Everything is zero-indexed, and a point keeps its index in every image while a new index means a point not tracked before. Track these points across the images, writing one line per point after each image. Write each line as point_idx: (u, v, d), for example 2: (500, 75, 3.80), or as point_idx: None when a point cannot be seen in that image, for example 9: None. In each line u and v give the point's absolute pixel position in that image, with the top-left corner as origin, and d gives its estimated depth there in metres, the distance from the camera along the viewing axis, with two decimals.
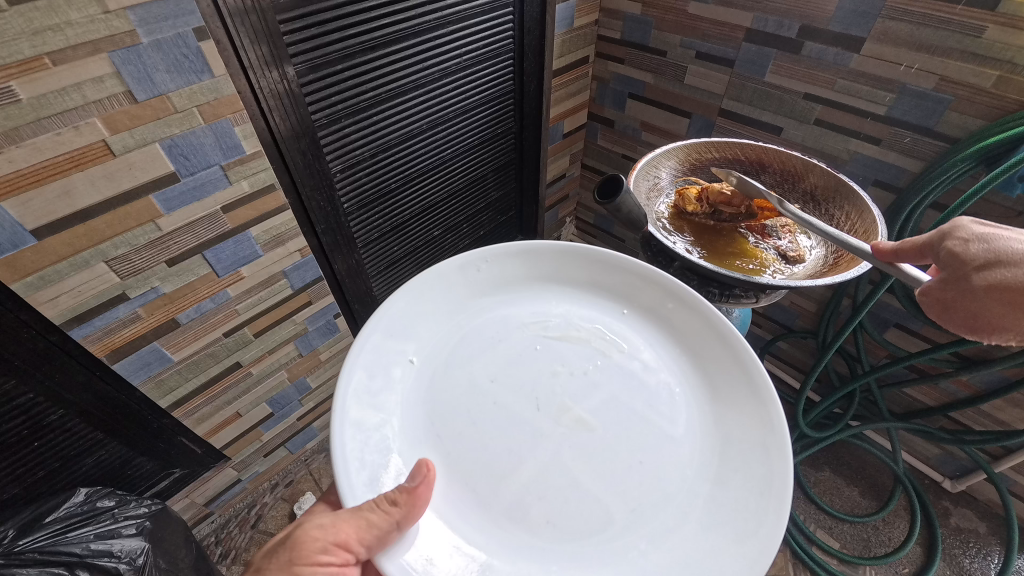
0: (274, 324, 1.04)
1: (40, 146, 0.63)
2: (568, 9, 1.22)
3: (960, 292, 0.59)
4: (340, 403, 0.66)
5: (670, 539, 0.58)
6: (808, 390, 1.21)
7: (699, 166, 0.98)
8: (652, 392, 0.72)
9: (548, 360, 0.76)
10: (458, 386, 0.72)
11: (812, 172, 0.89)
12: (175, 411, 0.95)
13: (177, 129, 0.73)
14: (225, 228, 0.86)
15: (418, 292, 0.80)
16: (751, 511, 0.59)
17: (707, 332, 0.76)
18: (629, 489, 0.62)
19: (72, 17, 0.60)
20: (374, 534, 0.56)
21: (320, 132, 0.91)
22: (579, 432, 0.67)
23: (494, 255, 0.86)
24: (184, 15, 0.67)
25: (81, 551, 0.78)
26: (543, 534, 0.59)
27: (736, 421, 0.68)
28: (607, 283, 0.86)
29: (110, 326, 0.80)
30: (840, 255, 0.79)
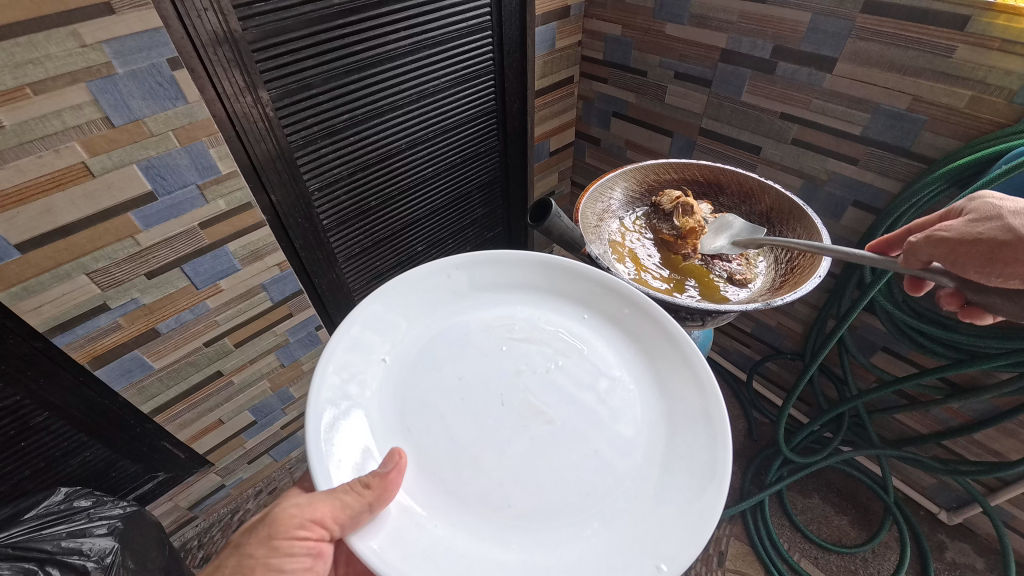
0: (255, 335, 1.08)
1: (22, 168, 0.68)
2: (548, 31, 1.25)
3: (988, 229, 0.62)
4: (313, 396, 0.63)
5: (621, 520, 0.58)
6: (790, 409, 1.19)
7: (658, 187, 1.04)
8: (608, 390, 0.70)
9: (511, 359, 0.73)
10: (428, 382, 0.70)
11: (768, 194, 0.96)
12: (157, 416, 1.00)
13: (153, 151, 0.78)
14: (203, 243, 0.90)
15: (391, 295, 0.77)
16: (692, 494, 0.59)
17: (657, 331, 0.74)
18: (583, 479, 0.61)
19: (51, 51, 0.65)
20: (347, 514, 0.54)
21: (297, 154, 0.95)
22: (536, 425, 0.65)
23: (462, 263, 0.83)
24: (158, 46, 0.72)
25: (52, 548, 0.82)
26: (499, 515, 0.58)
27: (683, 406, 0.67)
28: (565, 289, 0.82)
29: (92, 334, 0.84)
30: (788, 275, 0.85)
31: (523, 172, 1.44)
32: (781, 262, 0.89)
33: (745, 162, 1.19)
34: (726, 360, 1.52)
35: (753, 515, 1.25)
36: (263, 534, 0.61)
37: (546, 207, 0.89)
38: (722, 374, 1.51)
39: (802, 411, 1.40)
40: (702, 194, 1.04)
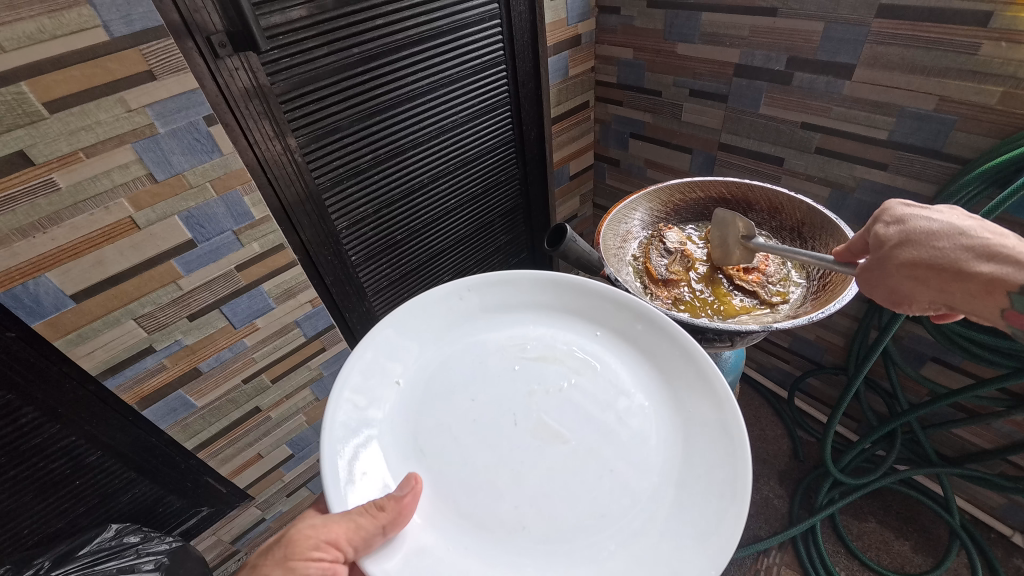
0: (289, 370, 1.11)
1: (76, 225, 0.74)
2: (560, 60, 1.26)
3: (878, 269, 0.65)
4: (327, 430, 0.63)
5: (637, 538, 0.57)
6: (835, 426, 1.13)
7: (682, 206, 1.04)
8: (625, 406, 0.69)
9: (524, 380, 0.73)
10: (442, 410, 0.70)
11: (796, 208, 0.94)
12: (200, 453, 1.04)
13: (193, 202, 0.83)
14: (239, 285, 0.94)
15: (407, 321, 0.78)
16: (712, 514, 0.57)
17: (672, 348, 0.73)
18: (597, 496, 0.61)
19: (101, 117, 0.71)
20: (360, 537, 0.54)
21: (324, 195, 1.00)
22: (551, 446, 0.65)
23: (475, 284, 0.83)
24: (195, 106, 0.78)
25: None
26: (515, 536, 0.58)
27: (699, 420, 0.66)
28: (578, 307, 0.82)
29: (139, 375, 0.89)
30: (820, 292, 0.82)
31: (543, 198, 1.45)
32: (814, 278, 0.87)
33: (769, 174, 1.17)
34: (764, 377, 1.46)
35: (804, 540, 1.18)
36: (281, 552, 0.62)
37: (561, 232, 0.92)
38: (761, 392, 1.46)
39: (851, 428, 1.33)
40: (727, 210, 1.03)
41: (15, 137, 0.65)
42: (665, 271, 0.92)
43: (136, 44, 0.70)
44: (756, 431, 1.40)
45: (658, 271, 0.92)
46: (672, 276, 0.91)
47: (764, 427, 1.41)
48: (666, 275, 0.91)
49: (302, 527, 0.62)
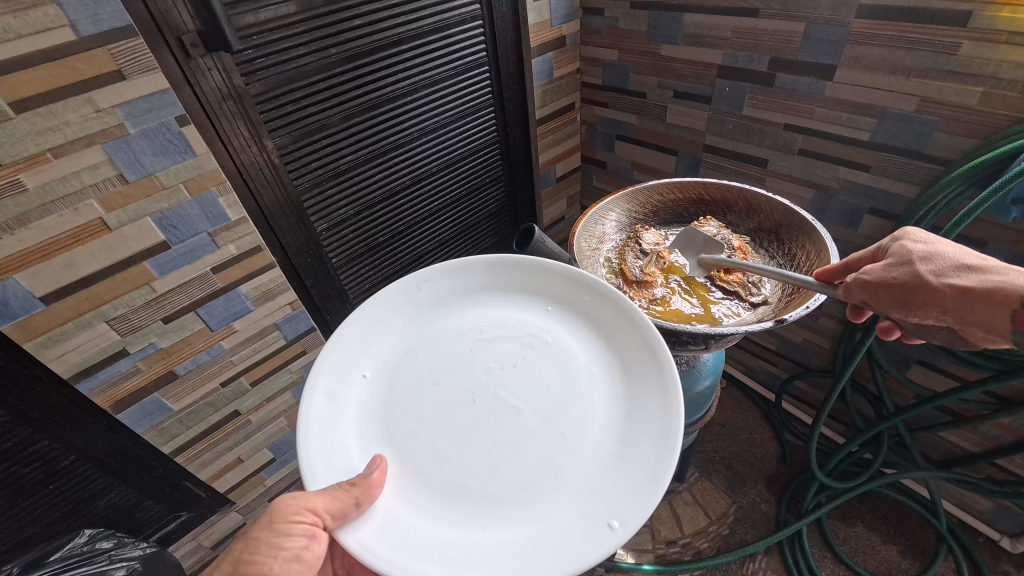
0: (270, 373, 1.10)
1: (45, 227, 0.73)
2: (545, 62, 1.26)
3: (897, 274, 0.64)
4: (299, 423, 0.63)
5: (588, 490, 0.59)
6: (820, 428, 1.11)
7: (662, 207, 1.04)
8: (576, 376, 0.70)
9: (480, 355, 0.73)
10: (405, 389, 0.69)
11: (776, 209, 0.93)
12: (178, 458, 1.03)
13: (166, 203, 0.82)
14: (216, 287, 0.94)
15: (367, 314, 0.76)
16: (652, 462, 0.59)
17: (616, 315, 0.74)
18: (550, 457, 0.62)
19: (69, 118, 0.70)
20: (337, 507, 0.55)
21: (304, 197, 0.99)
22: (507, 416, 0.65)
23: (432, 272, 0.82)
24: (167, 106, 0.77)
25: None
26: (477, 500, 0.59)
27: (641, 382, 0.67)
28: (531, 286, 0.81)
29: (114, 379, 0.88)
30: (796, 293, 0.81)
31: (529, 199, 1.45)
32: (790, 279, 0.85)
33: (754, 176, 1.16)
34: (751, 380, 1.45)
35: (790, 545, 1.17)
36: (267, 519, 0.63)
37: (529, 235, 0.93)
38: (749, 394, 1.44)
39: (838, 432, 1.31)
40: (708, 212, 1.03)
41: None
42: (640, 272, 0.91)
43: (105, 43, 0.69)
44: (744, 435, 1.38)
45: (632, 272, 0.91)
46: (646, 278, 0.90)
47: (752, 430, 1.39)
48: (641, 276, 0.90)
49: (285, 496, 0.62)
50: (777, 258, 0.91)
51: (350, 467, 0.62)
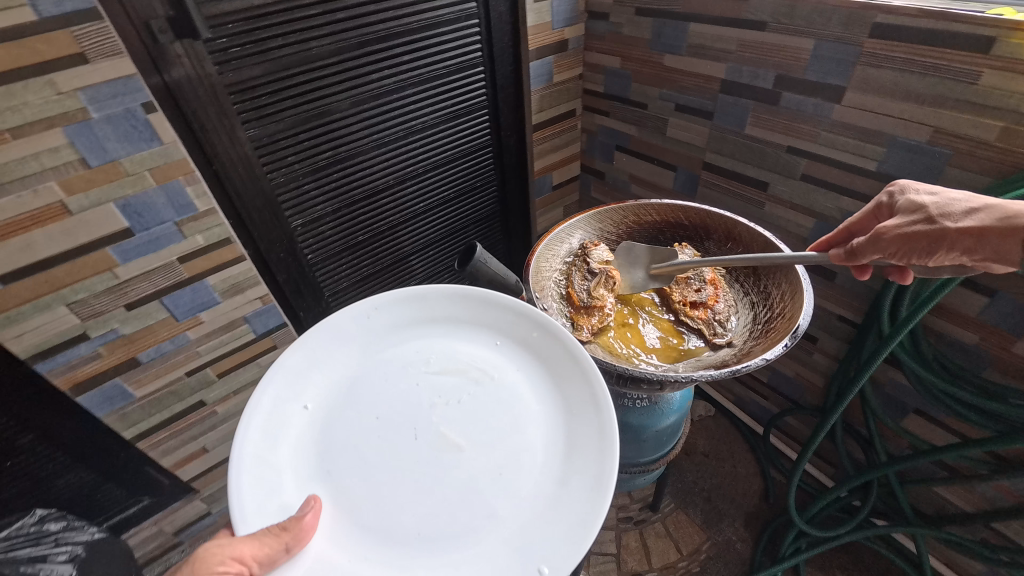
0: (237, 366, 1.09)
1: (2, 206, 0.71)
2: (544, 66, 1.21)
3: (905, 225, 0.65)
4: (233, 462, 0.60)
5: (520, 536, 0.56)
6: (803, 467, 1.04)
7: (636, 228, 0.97)
8: (518, 415, 0.66)
9: (423, 390, 0.69)
10: (346, 422, 0.66)
11: (755, 241, 0.86)
12: (140, 444, 1.02)
13: (130, 190, 0.81)
14: (181, 277, 0.92)
15: (312, 343, 0.73)
16: (584, 507, 0.57)
17: (562, 353, 0.71)
18: (485, 501, 0.59)
19: (29, 98, 0.69)
20: (264, 553, 0.52)
21: (279, 191, 0.97)
22: (447, 456, 0.62)
23: (382, 303, 0.78)
24: (132, 92, 0.76)
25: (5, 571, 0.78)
26: (406, 542, 0.56)
27: (582, 420, 0.64)
28: (482, 318, 0.78)
29: (73, 362, 0.87)
30: (762, 339, 0.75)
31: (521, 207, 1.40)
32: (761, 321, 0.79)
33: (753, 199, 1.09)
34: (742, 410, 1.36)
35: None
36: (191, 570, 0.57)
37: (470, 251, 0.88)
38: (735, 424, 1.37)
39: (827, 474, 1.24)
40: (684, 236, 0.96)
41: None
42: (589, 295, 0.85)
43: (67, 25, 0.68)
44: (728, 468, 1.31)
45: (580, 296, 0.85)
46: (595, 303, 0.84)
47: (737, 463, 1.32)
48: (590, 301, 0.85)
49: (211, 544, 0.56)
50: (751, 296, 0.85)
51: (284, 507, 0.58)
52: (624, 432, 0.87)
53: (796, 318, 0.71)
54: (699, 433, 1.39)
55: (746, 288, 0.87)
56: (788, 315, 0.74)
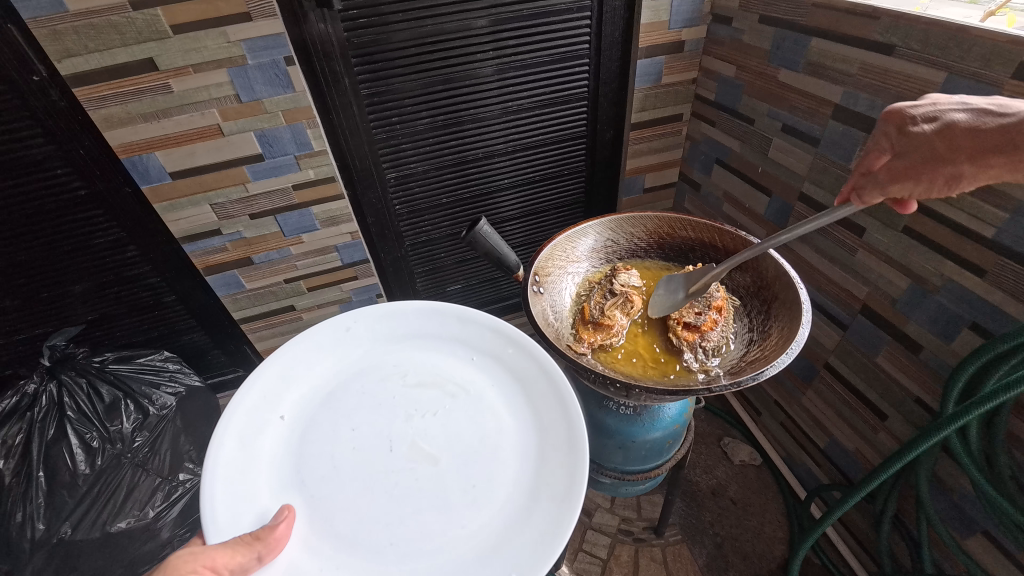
0: (324, 285, 1.31)
1: (180, 122, 0.96)
2: (654, 65, 1.18)
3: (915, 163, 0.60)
4: (207, 475, 0.59)
5: (492, 541, 0.57)
6: (822, 529, 1.06)
7: (668, 242, 0.96)
8: (489, 435, 0.66)
9: (400, 402, 0.70)
10: (320, 431, 0.66)
11: (779, 281, 0.80)
12: (242, 324, 1.30)
13: (266, 124, 1.01)
14: (293, 202, 1.13)
15: (287, 354, 0.72)
16: (554, 513, 0.58)
17: (531, 366, 0.72)
18: (455, 512, 0.59)
19: (207, 43, 0.89)
20: (236, 561, 0.51)
21: (379, 146, 1.12)
22: (420, 467, 0.63)
23: (359, 314, 0.78)
24: (278, 47, 0.93)
25: (135, 388, 1.10)
26: (379, 546, 0.56)
27: (555, 436, 0.65)
28: (456, 334, 0.78)
29: (207, 249, 1.14)
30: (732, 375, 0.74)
31: (604, 201, 1.42)
32: (746, 358, 0.77)
33: (846, 243, 0.98)
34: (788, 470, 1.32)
35: None
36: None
37: (473, 227, 0.86)
38: (779, 482, 1.33)
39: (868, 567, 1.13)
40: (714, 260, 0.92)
41: (148, 48, 0.87)
42: (599, 312, 0.85)
43: None
44: (753, 522, 1.28)
45: (590, 312, 0.86)
46: (602, 321, 0.84)
47: (765, 521, 1.28)
48: (598, 318, 0.84)
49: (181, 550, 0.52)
50: (753, 333, 0.81)
51: (259, 517, 0.59)
52: (608, 435, 0.95)
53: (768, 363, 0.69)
54: (734, 480, 1.37)
55: (753, 323, 0.83)
56: (765, 360, 0.71)
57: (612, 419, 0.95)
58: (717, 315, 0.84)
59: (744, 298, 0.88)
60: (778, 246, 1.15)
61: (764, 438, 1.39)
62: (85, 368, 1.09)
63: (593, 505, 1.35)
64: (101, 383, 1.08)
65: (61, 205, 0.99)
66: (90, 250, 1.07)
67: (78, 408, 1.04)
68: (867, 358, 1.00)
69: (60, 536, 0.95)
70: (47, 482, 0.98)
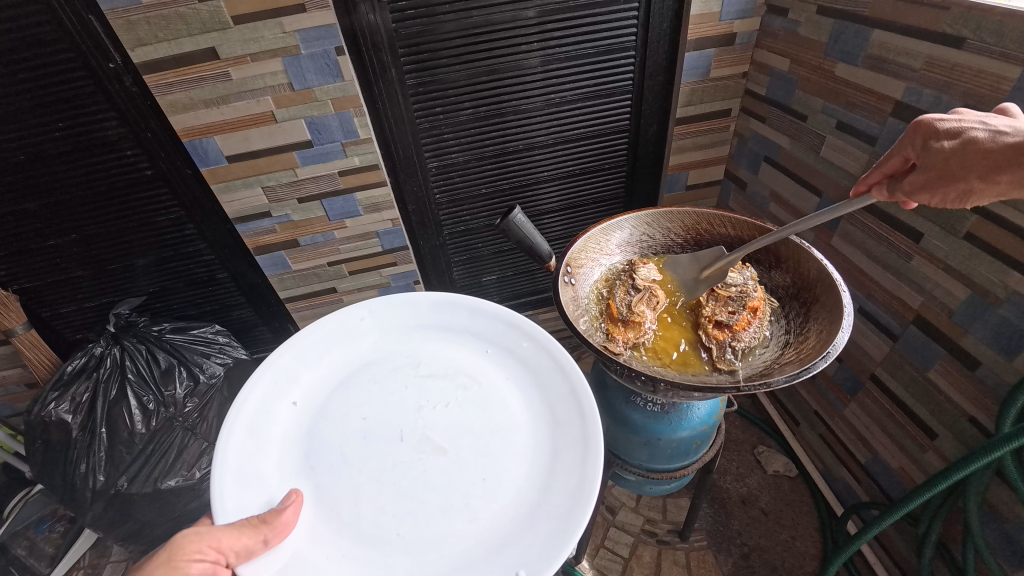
0: (364, 270, 1.36)
1: (237, 108, 1.01)
2: (702, 58, 1.14)
3: (929, 175, 0.61)
4: (218, 457, 0.62)
5: (497, 538, 0.58)
6: (859, 544, 1.02)
7: (706, 238, 0.93)
8: (501, 430, 0.67)
9: (413, 392, 0.71)
10: (333, 419, 0.68)
11: (821, 283, 0.78)
12: (287, 303, 1.38)
13: (315, 112, 1.05)
14: (338, 187, 1.18)
15: (305, 346, 0.75)
16: (563, 510, 0.58)
17: (548, 364, 0.72)
18: (462, 505, 0.60)
19: (265, 34, 0.94)
20: (243, 544, 0.54)
21: (421, 135, 1.14)
22: (429, 458, 0.64)
23: (373, 307, 0.80)
24: (330, 37, 0.96)
25: (186, 358, 1.18)
26: (386, 534, 0.58)
27: (569, 435, 0.65)
28: (473, 329, 0.79)
29: (257, 230, 1.21)
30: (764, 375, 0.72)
31: (641, 199, 1.40)
32: (780, 360, 0.75)
33: (901, 249, 0.93)
34: (825, 484, 1.27)
35: None
36: (168, 555, 0.59)
37: (509, 215, 0.87)
38: (814, 495, 1.28)
39: None
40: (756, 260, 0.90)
41: (210, 38, 0.92)
42: (626, 310, 0.84)
43: None
44: (783, 535, 1.24)
45: (618, 310, 0.84)
46: (631, 319, 0.83)
47: (796, 536, 1.23)
48: (627, 316, 0.84)
49: (188, 532, 0.59)
50: (789, 334, 0.79)
51: (267, 501, 0.60)
52: (632, 432, 0.95)
53: (803, 365, 0.67)
54: (766, 490, 1.33)
55: (790, 324, 0.81)
56: (799, 362, 0.69)
57: (637, 415, 0.94)
58: (751, 316, 0.82)
59: (782, 299, 0.85)
60: (827, 250, 1.10)
61: (802, 450, 1.34)
62: (144, 336, 1.17)
63: (617, 502, 1.35)
64: (157, 350, 1.16)
65: (129, 183, 1.07)
66: (153, 226, 1.15)
67: (137, 372, 1.12)
68: (918, 372, 0.95)
69: (116, 488, 1.06)
70: (108, 438, 1.07)
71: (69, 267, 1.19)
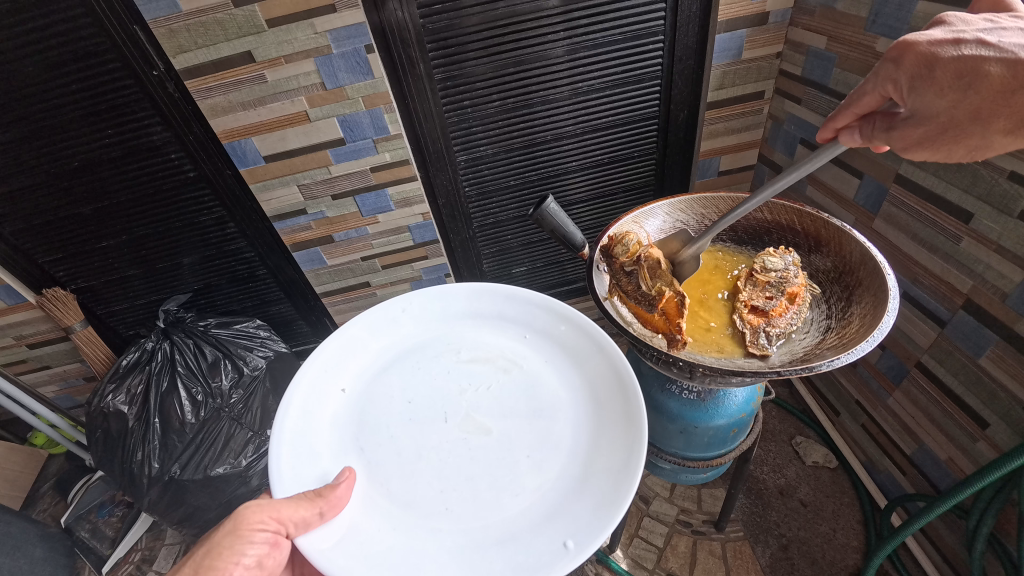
0: (397, 264, 1.39)
1: (273, 109, 1.05)
2: (734, 39, 1.12)
3: (924, 123, 0.56)
4: (275, 436, 0.64)
5: (544, 513, 0.59)
6: (907, 533, 1.00)
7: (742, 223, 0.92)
8: (542, 412, 0.68)
9: (454, 377, 0.73)
10: (378, 401, 0.71)
11: (864, 266, 0.76)
12: (323, 298, 1.43)
13: (348, 110, 1.08)
14: (371, 183, 1.20)
15: (349, 332, 0.77)
16: (609, 485, 0.59)
17: (588, 344, 0.73)
18: (509, 484, 0.62)
19: (297, 35, 0.96)
20: (300, 514, 0.56)
21: (450, 129, 1.15)
22: (473, 438, 0.66)
23: (412, 296, 0.81)
24: (360, 35, 0.98)
25: (231, 351, 1.23)
26: (432, 512, 0.60)
27: (611, 413, 0.66)
28: (509, 313, 0.79)
29: (294, 227, 1.25)
30: (805, 360, 0.71)
31: (673, 185, 1.38)
32: (820, 345, 0.74)
33: (949, 231, 0.89)
34: (868, 475, 1.24)
35: None
36: (231, 525, 0.61)
37: (541, 204, 0.88)
38: (857, 488, 1.24)
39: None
40: (794, 244, 0.89)
41: (247, 42, 0.96)
42: (648, 293, 0.82)
43: None
44: (824, 527, 1.21)
45: (642, 300, 0.82)
46: (659, 299, 0.81)
47: (837, 528, 1.21)
48: (653, 298, 0.81)
49: (249, 502, 0.61)
50: (829, 320, 0.77)
51: (321, 476, 0.63)
52: (667, 420, 0.94)
53: (850, 347, 0.65)
54: (805, 481, 1.30)
55: (829, 309, 0.79)
56: (840, 347, 0.68)
57: (673, 403, 0.94)
58: (790, 302, 0.80)
59: (823, 284, 0.83)
60: (870, 234, 1.06)
61: (842, 440, 1.31)
62: (192, 330, 1.24)
63: (651, 493, 1.34)
64: (204, 344, 1.22)
65: (174, 185, 1.12)
66: (197, 226, 1.20)
67: (186, 364, 1.18)
68: (968, 359, 0.91)
69: (170, 474, 1.11)
70: (162, 427, 1.13)
71: (121, 267, 1.26)
